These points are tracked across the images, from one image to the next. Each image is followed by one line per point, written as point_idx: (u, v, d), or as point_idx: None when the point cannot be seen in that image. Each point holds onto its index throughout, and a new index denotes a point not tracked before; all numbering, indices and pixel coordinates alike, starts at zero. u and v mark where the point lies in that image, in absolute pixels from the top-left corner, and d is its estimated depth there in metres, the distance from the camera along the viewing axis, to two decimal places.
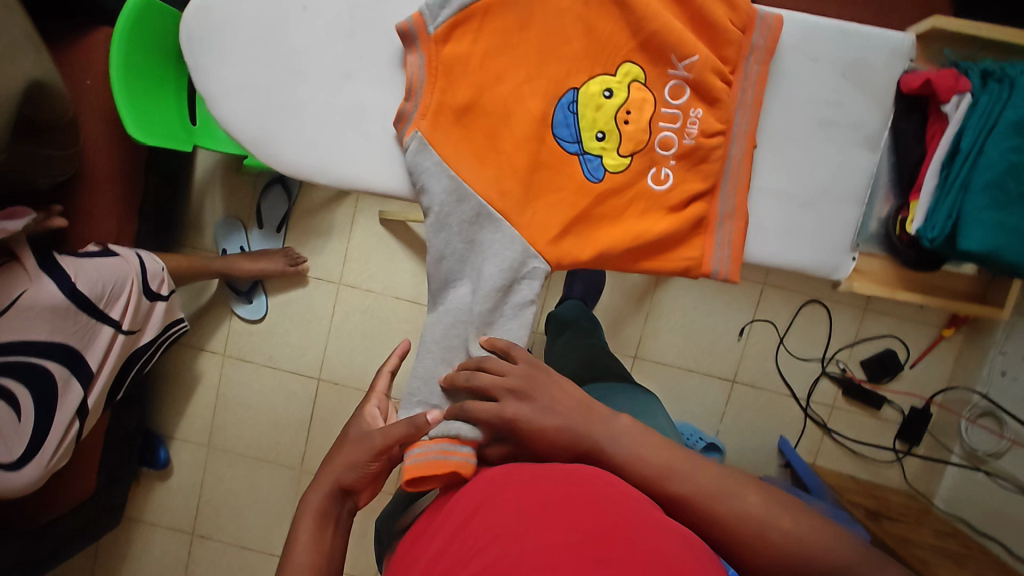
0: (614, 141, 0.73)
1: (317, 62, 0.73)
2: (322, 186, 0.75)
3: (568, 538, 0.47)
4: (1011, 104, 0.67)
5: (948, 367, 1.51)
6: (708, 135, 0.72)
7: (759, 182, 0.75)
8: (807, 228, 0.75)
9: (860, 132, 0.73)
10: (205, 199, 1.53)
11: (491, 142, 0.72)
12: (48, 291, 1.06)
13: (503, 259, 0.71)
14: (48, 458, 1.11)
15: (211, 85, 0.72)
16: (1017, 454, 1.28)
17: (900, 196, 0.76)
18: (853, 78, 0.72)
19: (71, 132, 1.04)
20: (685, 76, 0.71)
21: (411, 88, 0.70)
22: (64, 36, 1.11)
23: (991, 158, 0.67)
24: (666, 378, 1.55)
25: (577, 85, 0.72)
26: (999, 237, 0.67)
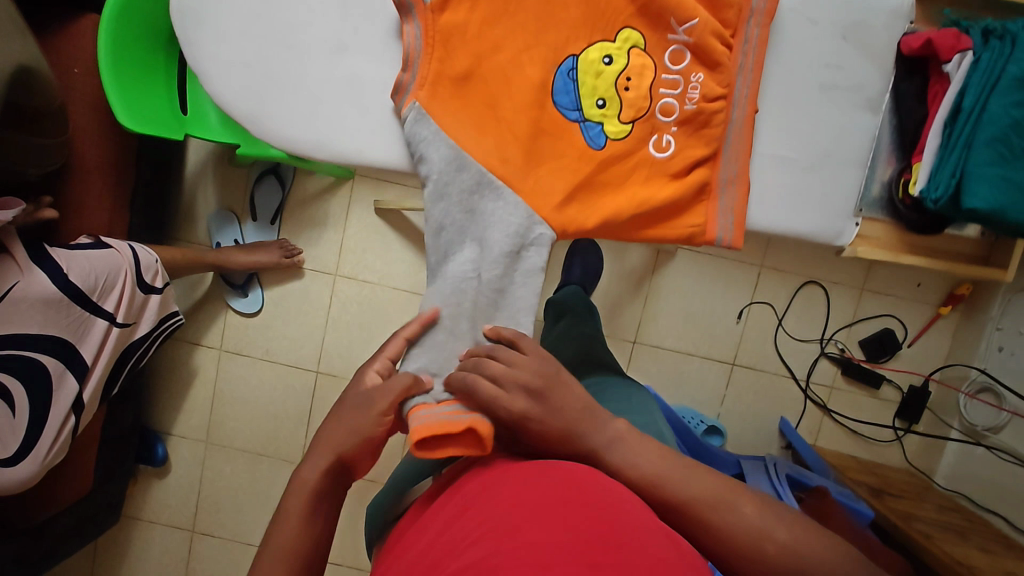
0: (614, 108, 0.72)
1: (311, 34, 0.72)
2: (319, 162, 0.74)
3: (562, 538, 0.46)
4: (1015, 58, 0.67)
5: (946, 345, 1.51)
6: (709, 100, 0.71)
7: (761, 147, 0.74)
8: (811, 192, 0.75)
9: (860, 95, 0.73)
10: (198, 192, 1.51)
11: (490, 111, 0.71)
12: (40, 282, 1.04)
13: (509, 226, 0.71)
14: (44, 453, 1.09)
15: (203, 60, 0.71)
16: (1017, 426, 1.28)
17: (902, 158, 0.76)
18: (853, 40, 0.72)
19: (60, 120, 1.03)
20: (685, 40, 0.71)
21: (408, 59, 0.69)
22: (52, 24, 1.09)
23: (995, 114, 0.67)
24: (666, 363, 1.55)
25: (576, 52, 0.72)
26: (1002, 194, 0.67)
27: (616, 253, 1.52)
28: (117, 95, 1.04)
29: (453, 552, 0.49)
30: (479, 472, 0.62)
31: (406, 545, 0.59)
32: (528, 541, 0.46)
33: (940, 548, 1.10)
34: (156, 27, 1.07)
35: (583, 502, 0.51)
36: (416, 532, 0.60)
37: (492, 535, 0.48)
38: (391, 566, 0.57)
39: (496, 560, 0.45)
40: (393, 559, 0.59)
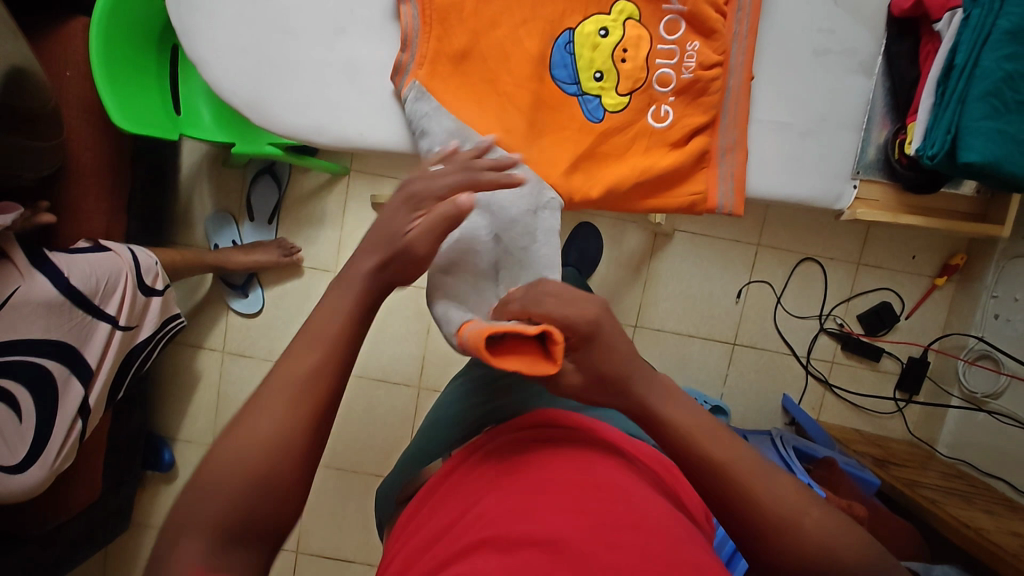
0: (612, 81, 0.73)
1: (308, 18, 0.72)
2: (319, 147, 0.74)
3: (582, 524, 0.48)
4: (1004, 11, 0.64)
5: (942, 316, 1.53)
6: (707, 67, 0.72)
7: (758, 114, 0.75)
8: (808, 157, 0.76)
9: (854, 59, 0.75)
10: (194, 195, 1.51)
11: (491, 86, 0.72)
12: (42, 287, 1.04)
13: (523, 189, 0.72)
14: (53, 459, 1.09)
15: (200, 48, 0.71)
16: (1016, 390, 1.29)
17: (896, 120, 0.77)
18: (844, 5, 0.73)
19: (54, 122, 1.02)
20: (681, 10, 0.72)
21: (406, 38, 0.70)
22: (41, 28, 1.09)
23: (986, 69, 0.65)
24: (668, 345, 1.56)
25: (572, 26, 0.72)
26: (997, 146, 0.65)
27: (615, 239, 1.52)
28: (111, 97, 1.03)
29: (474, 519, 0.52)
30: (498, 451, 0.65)
31: (429, 509, 0.63)
32: (546, 518, 0.49)
33: (947, 512, 1.12)
34: (142, 26, 1.07)
35: (603, 483, 0.54)
36: (429, 512, 0.61)
37: (512, 508, 0.51)
38: (413, 530, 0.61)
39: (513, 533, 0.48)
40: (414, 523, 0.62)
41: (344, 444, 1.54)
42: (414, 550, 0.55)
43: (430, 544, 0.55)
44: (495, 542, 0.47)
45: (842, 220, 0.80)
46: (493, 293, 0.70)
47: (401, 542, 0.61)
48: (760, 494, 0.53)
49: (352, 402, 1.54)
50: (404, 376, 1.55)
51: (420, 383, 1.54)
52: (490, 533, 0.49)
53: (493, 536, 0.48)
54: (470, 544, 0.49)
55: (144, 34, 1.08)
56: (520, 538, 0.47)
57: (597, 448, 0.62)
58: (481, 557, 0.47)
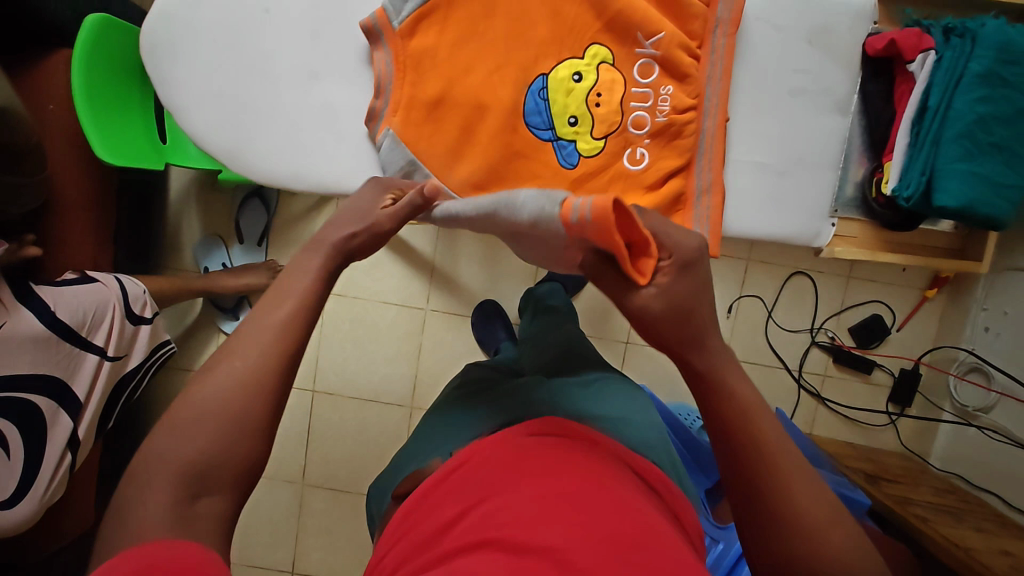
0: (587, 125, 0.73)
1: (283, 66, 0.72)
2: (298, 191, 0.75)
3: (589, 537, 0.49)
4: (975, 55, 0.69)
5: (933, 328, 1.53)
6: (680, 111, 0.72)
7: (735, 154, 0.75)
8: (786, 196, 0.75)
9: (829, 98, 0.74)
10: (182, 219, 1.51)
11: (465, 133, 0.73)
12: (28, 322, 1.03)
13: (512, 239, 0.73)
14: (42, 492, 1.08)
15: (176, 95, 0.71)
16: (1006, 406, 1.29)
17: (873, 158, 0.79)
18: (819, 45, 0.73)
19: (38, 158, 1.02)
20: (653, 53, 0.72)
21: (379, 84, 0.71)
22: (23, 62, 1.08)
23: (960, 111, 0.69)
24: (659, 361, 1.53)
25: (545, 71, 0.72)
26: (972, 188, 0.68)
27: None
28: (92, 126, 1.02)
29: (478, 519, 0.54)
30: (499, 451, 0.65)
31: (427, 502, 0.64)
32: (551, 524, 0.50)
33: (937, 531, 1.12)
34: (122, 59, 1.07)
35: (608, 494, 0.56)
36: (431, 512, 0.62)
37: (517, 510, 0.53)
38: (412, 524, 0.62)
39: (519, 536, 0.50)
40: (414, 514, 0.64)
41: (337, 464, 1.54)
42: (415, 545, 0.58)
43: (432, 541, 0.56)
44: (500, 543, 0.49)
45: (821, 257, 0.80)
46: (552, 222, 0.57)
47: (399, 535, 0.63)
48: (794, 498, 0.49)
49: (344, 423, 1.54)
50: (397, 395, 1.54)
51: (412, 403, 1.54)
52: (496, 535, 0.50)
53: (499, 538, 0.50)
54: (474, 543, 0.51)
55: (122, 64, 1.07)
56: (526, 542, 0.49)
57: (604, 459, 0.64)
58: (485, 556, 0.49)
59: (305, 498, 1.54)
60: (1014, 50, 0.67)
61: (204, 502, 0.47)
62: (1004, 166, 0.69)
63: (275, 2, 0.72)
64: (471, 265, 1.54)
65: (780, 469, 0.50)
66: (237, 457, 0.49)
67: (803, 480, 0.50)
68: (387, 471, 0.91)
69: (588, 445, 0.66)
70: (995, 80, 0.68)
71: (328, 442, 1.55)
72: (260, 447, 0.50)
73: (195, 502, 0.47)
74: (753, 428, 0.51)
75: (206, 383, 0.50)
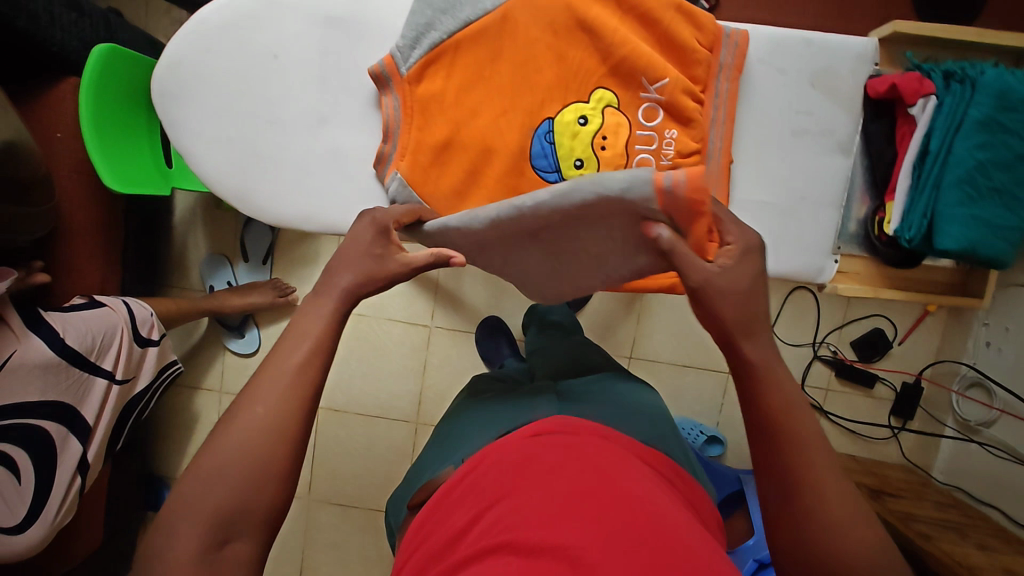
0: (592, 168, 0.74)
1: (290, 111, 0.77)
2: (306, 232, 0.81)
3: (599, 536, 0.50)
4: (975, 102, 0.70)
5: (935, 342, 1.54)
6: (685, 155, 0.73)
7: (739, 195, 0.76)
8: (790, 234, 0.77)
9: (832, 139, 0.75)
10: (187, 238, 1.52)
11: (473, 174, 0.75)
12: (37, 348, 1.04)
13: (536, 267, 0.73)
14: (52, 516, 1.09)
15: (186, 139, 0.76)
16: (1007, 422, 1.30)
17: (876, 197, 0.79)
18: (821, 87, 0.74)
19: (45, 188, 1.03)
20: (658, 98, 0.72)
21: (388, 129, 0.75)
22: (31, 92, 1.09)
23: (960, 156, 0.71)
24: (662, 376, 1.53)
25: (552, 115, 0.73)
26: (972, 231, 0.70)
27: None
28: (100, 157, 1.03)
29: (492, 524, 0.55)
30: (518, 449, 0.65)
31: (440, 512, 0.65)
32: (564, 527, 0.51)
33: (940, 548, 1.13)
34: (129, 89, 1.08)
35: (618, 491, 0.56)
36: (445, 519, 0.63)
37: (530, 512, 0.54)
38: (427, 532, 0.64)
39: (531, 538, 0.50)
40: (428, 524, 0.65)
41: (344, 480, 1.54)
42: (433, 552, 0.59)
43: (448, 548, 0.58)
44: (514, 547, 0.50)
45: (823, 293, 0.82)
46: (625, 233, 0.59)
47: (416, 543, 0.65)
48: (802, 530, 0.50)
49: (350, 439, 1.55)
50: (402, 412, 1.55)
51: (417, 419, 1.55)
52: (508, 538, 0.51)
53: (512, 541, 0.51)
54: (491, 546, 0.52)
55: (128, 93, 1.07)
56: (540, 544, 0.49)
57: (616, 452, 0.65)
58: (499, 561, 0.50)
59: (312, 513, 1.55)
60: (1013, 98, 0.69)
61: (229, 556, 0.48)
62: (1005, 209, 0.71)
63: (283, 48, 0.75)
64: (474, 282, 1.54)
65: (806, 477, 0.51)
66: (257, 508, 0.49)
67: (831, 484, 0.51)
68: (394, 495, 0.92)
69: (600, 439, 0.67)
70: (995, 126, 0.70)
71: (334, 458, 1.56)
72: (275, 497, 0.50)
73: (219, 553, 0.48)
74: (778, 431, 0.53)
75: (222, 433, 0.50)
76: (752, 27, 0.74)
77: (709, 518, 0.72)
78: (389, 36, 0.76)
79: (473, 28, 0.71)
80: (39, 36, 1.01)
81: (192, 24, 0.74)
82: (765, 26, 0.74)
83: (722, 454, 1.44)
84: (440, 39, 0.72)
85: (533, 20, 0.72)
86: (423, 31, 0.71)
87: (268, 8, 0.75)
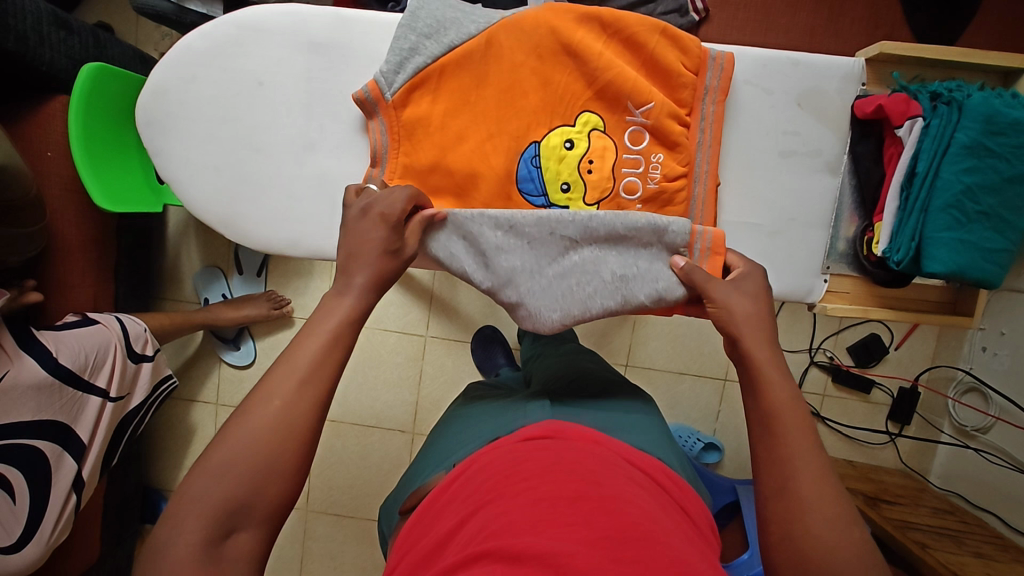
0: (580, 191, 0.74)
1: (278, 136, 0.77)
2: (295, 257, 0.81)
3: (584, 535, 0.49)
4: (962, 125, 0.69)
5: (931, 347, 1.54)
6: (671, 179, 0.73)
7: (727, 216, 0.78)
8: (779, 254, 0.79)
9: (819, 158, 0.77)
10: (181, 251, 1.52)
11: (460, 200, 0.75)
12: (31, 369, 1.03)
13: (543, 286, 0.72)
14: (47, 535, 1.08)
15: (174, 165, 0.77)
16: (1003, 428, 1.29)
17: (865, 216, 0.80)
18: (808, 107, 0.76)
19: (36, 208, 1.02)
20: (644, 122, 0.73)
21: (376, 155, 0.75)
22: (22, 112, 1.09)
23: (947, 181, 0.70)
24: (658, 384, 1.52)
25: (537, 139, 0.74)
26: (961, 255, 0.69)
27: None
28: (90, 173, 1.04)
29: (478, 530, 0.54)
30: (512, 460, 0.64)
31: (426, 520, 0.65)
32: (549, 535, 0.49)
33: (937, 559, 1.12)
34: (121, 108, 1.07)
35: (607, 500, 0.55)
36: (432, 528, 0.62)
37: (515, 521, 0.52)
38: (416, 537, 0.63)
39: (515, 545, 0.48)
40: (414, 531, 0.65)
41: (340, 490, 1.54)
42: (419, 559, 0.58)
43: (434, 553, 0.57)
44: (499, 554, 0.48)
45: (813, 313, 0.83)
46: (651, 257, 0.71)
47: (403, 549, 0.64)
48: (790, 558, 0.49)
49: (346, 449, 1.55)
50: (398, 421, 1.55)
51: (413, 429, 1.54)
52: (492, 545, 0.50)
53: (496, 548, 0.49)
54: (475, 553, 0.50)
55: (118, 110, 1.07)
56: (523, 550, 0.47)
57: (607, 459, 0.65)
58: (482, 568, 0.48)
59: (309, 524, 1.55)
60: (1000, 122, 0.67)
61: (229, 555, 0.47)
62: (994, 233, 0.69)
63: (269, 76, 0.76)
64: (469, 292, 1.53)
65: (790, 508, 0.50)
66: (250, 541, 0.49)
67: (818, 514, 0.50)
68: (384, 510, 0.92)
69: (592, 448, 0.67)
70: (982, 151, 0.68)
71: (331, 468, 1.55)
72: (265, 534, 0.49)
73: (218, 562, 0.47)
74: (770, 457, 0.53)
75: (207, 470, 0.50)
76: (736, 48, 0.76)
77: (705, 525, 0.69)
78: (374, 62, 0.76)
79: (458, 53, 0.72)
80: (28, 56, 1.00)
81: (175, 53, 0.76)
82: (750, 48, 0.76)
83: (719, 462, 1.44)
84: (425, 65, 0.72)
85: (519, 44, 0.72)
86: (407, 56, 0.72)
87: (255, 35, 0.76)
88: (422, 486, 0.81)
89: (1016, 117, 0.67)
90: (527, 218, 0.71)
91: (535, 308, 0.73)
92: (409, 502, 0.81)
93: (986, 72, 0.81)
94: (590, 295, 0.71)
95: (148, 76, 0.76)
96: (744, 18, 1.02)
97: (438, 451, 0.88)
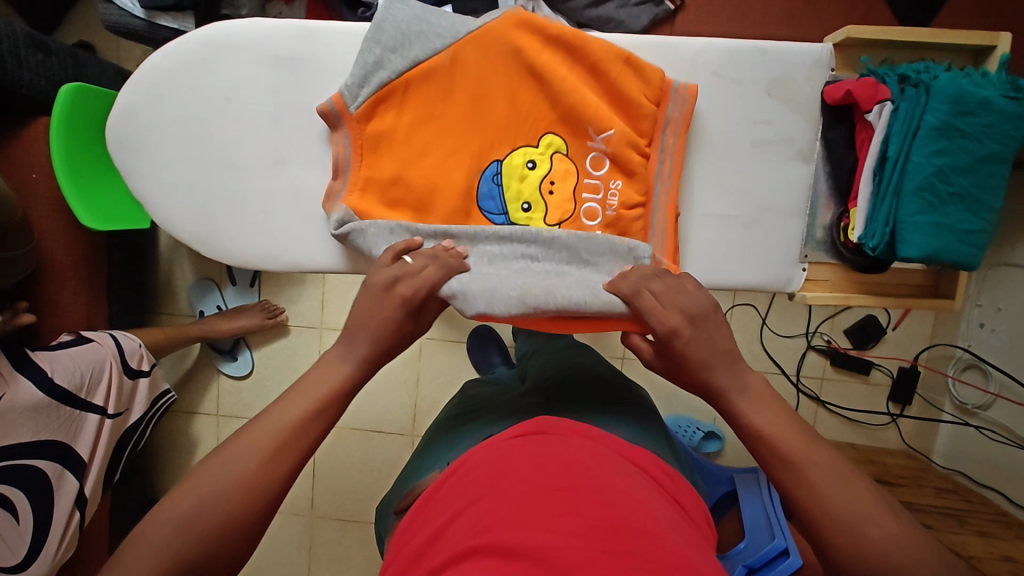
0: (540, 211, 0.75)
1: (248, 151, 0.78)
2: (273, 271, 0.81)
3: (576, 527, 0.49)
4: (930, 107, 0.68)
5: (929, 326, 1.52)
6: (628, 207, 0.73)
7: (700, 209, 0.78)
8: (753, 246, 0.79)
9: (792, 146, 0.77)
10: (174, 265, 1.54)
11: (419, 214, 0.75)
12: (27, 391, 1.04)
13: (494, 287, 0.69)
14: (53, 553, 1.09)
15: (148, 186, 0.78)
16: (1003, 405, 1.29)
17: (840, 202, 0.80)
18: (778, 97, 0.76)
19: (24, 231, 1.03)
20: (604, 148, 0.74)
21: (338, 166, 0.75)
22: (6, 135, 1.09)
23: (918, 164, 0.69)
24: (655, 375, 1.51)
25: (499, 158, 0.75)
26: (936, 238, 0.68)
27: None
28: (75, 194, 1.05)
29: (467, 527, 0.54)
30: (498, 458, 0.63)
31: (417, 521, 0.64)
32: (537, 528, 0.50)
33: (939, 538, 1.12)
34: (99, 126, 1.07)
35: (597, 492, 0.55)
36: (419, 526, 0.63)
37: (502, 516, 0.53)
38: (406, 539, 0.63)
39: (508, 539, 0.49)
40: (406, 533, 0.65)
41: (343, 494, 1.53)
42: (408, 559, 0.58)
43: (424, 551, 0.57)
44: (490, 549, 0.49)
45: (793, 301, 0.83)
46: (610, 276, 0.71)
47: (397, 548, 0.64)
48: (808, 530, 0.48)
49: (348, 457, 1.53)
50: (398, 425, 1.53)
51: (413, 431, 1.52)
52: (483, 540, 0.50)
53: (487, 543, 0.49)
54: (466, 549, 0.50)
55: (99, 129, 1.07)
56: (514, 545, 0.48)
57: (600, 453, 0.65)
58: (475, 563, 0.48)
59: (315, 532, 1.54)
60: (970, 103, 0.67)
61: None
62: (969, 213, 0.68)
63: (236, 91, 0.77)
64: None
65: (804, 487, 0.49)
66: None
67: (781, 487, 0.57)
68: (380, 514, 0.91)
69: (586, 443, 0.67)
70: (952, 131, 0.67)
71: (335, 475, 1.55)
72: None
73: None
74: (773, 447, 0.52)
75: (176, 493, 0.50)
76: (703, 39, 0.76)
77: (698, 517, 0.69)
78: (341, 74, 0.76)
79: (423, 67, 0.73)
80: (7, 80, 1.00)
81: (142, 73, 0.76)
82: (716, 39, 0.76)
83: (719, 450, 1.43)
84: (388, 79, 0.72)
85: (485, 61, 0.73)
86: (371, 69, 0.72)
87: (222, 51, 0.76)
88: (416, 488, 0.80)
89: (984, 97, 0.66)
90: (492, 231, 0.73)
91: (489, 291, 0.69)
92: (405, 509, 0.81)
93: (957, 52, 0.80)
94: (542, 298, 0.68)
95: (117, 97, 0.77)
96: (720, 3, 1.01)
97: (432, 454, 0.88)
